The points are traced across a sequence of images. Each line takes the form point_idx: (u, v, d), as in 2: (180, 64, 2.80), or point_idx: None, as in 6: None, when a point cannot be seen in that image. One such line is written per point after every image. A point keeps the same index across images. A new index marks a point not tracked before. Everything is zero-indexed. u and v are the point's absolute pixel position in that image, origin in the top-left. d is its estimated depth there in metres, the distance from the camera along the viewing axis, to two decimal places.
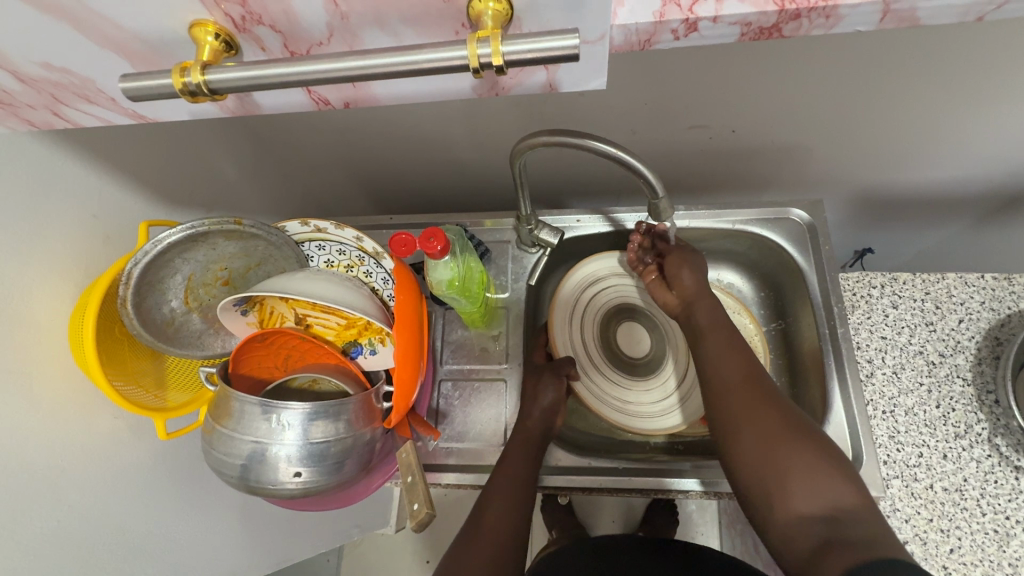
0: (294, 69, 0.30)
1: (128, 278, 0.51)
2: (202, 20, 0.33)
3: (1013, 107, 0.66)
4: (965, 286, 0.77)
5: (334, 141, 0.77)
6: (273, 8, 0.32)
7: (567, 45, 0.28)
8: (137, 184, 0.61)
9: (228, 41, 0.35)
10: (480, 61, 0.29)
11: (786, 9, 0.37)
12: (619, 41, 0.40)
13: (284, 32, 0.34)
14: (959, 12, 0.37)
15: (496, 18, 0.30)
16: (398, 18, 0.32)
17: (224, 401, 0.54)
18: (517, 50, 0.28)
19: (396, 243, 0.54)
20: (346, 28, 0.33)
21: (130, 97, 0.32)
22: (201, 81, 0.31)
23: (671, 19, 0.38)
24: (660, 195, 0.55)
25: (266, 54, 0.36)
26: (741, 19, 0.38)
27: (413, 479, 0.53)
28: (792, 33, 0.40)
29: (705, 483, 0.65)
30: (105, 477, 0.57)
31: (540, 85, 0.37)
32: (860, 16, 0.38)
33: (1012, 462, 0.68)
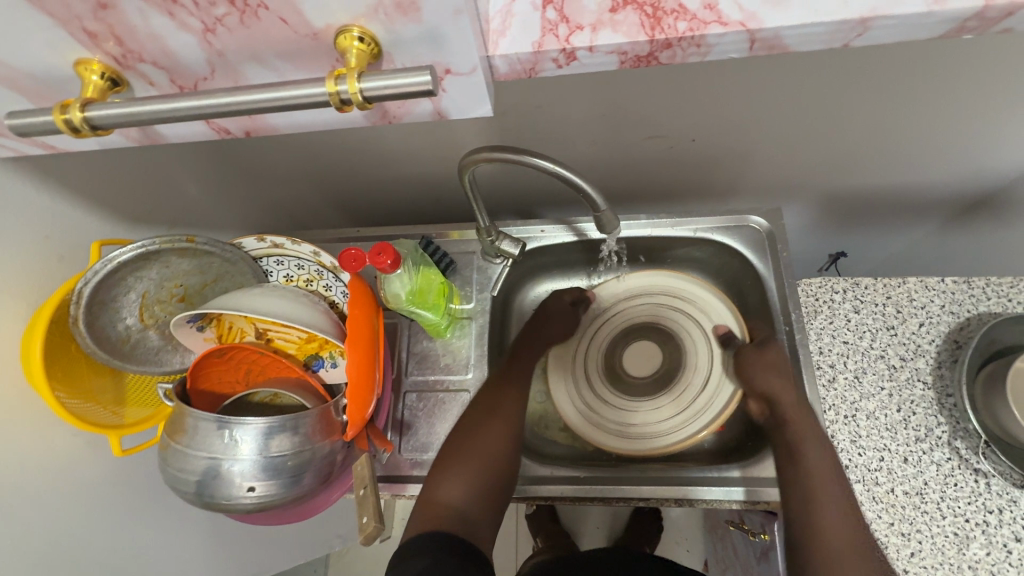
0: (173, 106, 0.30)
1: (79, 297, 0.52)
2: (85, 60, 0.35)
3: (961, 115, 0.68)
4: (925, 290, 0.77)
5: (299, 157, 0.78)
6: (150, 46, 0.34)
7: (421, 82, 0.29)
8: (95, 203, 0.61)
9: (114, 78, 0.37)
10: (341, 98, 0.30)
11: (655, 39, 0.38)
12: (503, 70, 0.41)
13: (167, 67, 0.36)
14: (826, 38, 0.39)
15: (360, 57, 0.32)
16: (274, 55, 0.34)
17: (180, 418, 0.54)
18: (373, 87, 0.29)
19: (347, 259, 0.55)
20: (225, 65, 0.36)
21: (18, 134, 0.33)
22: (81, 118, 0.32)
23: (549, 49, 0.40)
24: (602, 209, 0.56)
25: (156, 87, 0.38)
26: (615, 48, 0.39)
27: (365, 491, 0.53)
28: (670, 61, 0.41)
29: (665, 491, 0.66)
30: (61, 497, 0.57)
31: (428, 114, 0.39)
32: (727, 45, 0.39)
33: (971, 465, 0.69)
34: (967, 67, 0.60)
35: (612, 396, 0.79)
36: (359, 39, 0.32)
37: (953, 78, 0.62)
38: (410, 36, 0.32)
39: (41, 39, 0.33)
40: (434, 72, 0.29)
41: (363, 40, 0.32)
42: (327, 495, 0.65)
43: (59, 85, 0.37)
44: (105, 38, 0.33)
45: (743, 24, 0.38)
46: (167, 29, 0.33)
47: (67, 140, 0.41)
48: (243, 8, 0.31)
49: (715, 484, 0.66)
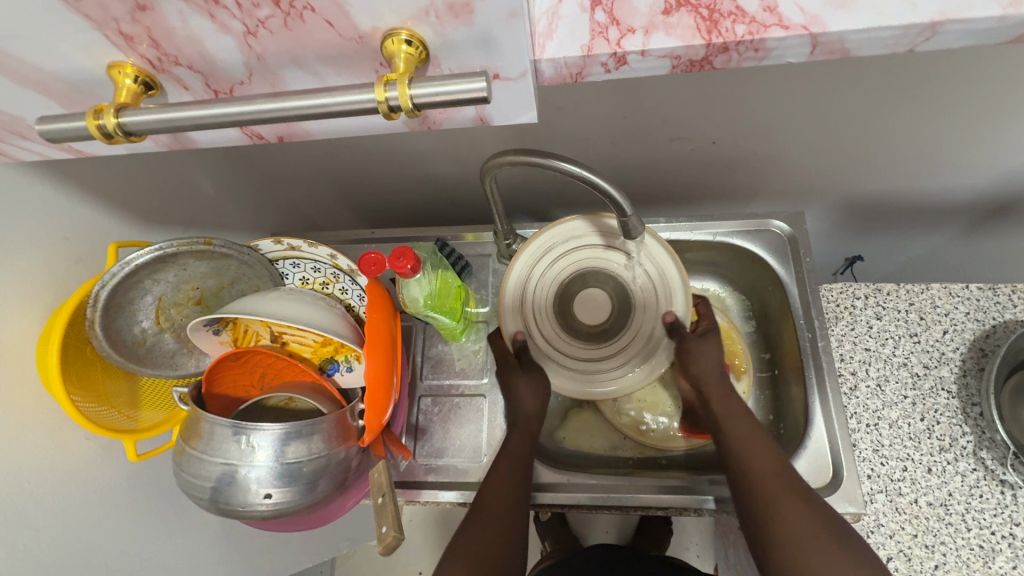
0: (209, 111, 0.29)
1: (96, 300, 0.51)
2: (119, 62, 0.34)
3: (992, 119, 0.66)
4: (950, 296, 0.76)
5: (314, 157, 0.77)
6: (188, 50, 0.33)
7: (475, 89, 0.28)
8: (110, 204, 0.61)
9: (147, 81, 0.36)
10: (389, 104, 0.29)
11: (713, 42, 0.37)
12: (550, 73, 0.40)
13: (203, 71, 0.35)
14: (891, 42, 0.38)
15: (409, 61, 0.31)
16: (314, 58, 0.33)
17: (195, 422, 0.54)
18: (424, 94, 0.28)
19: (366, 262, 0.55)
20: (264, 68, 0.35)
21: (47, 140, 0.32)
22: (114, 125, 0.31)
23: (600, 53, 0.39)
24: (628, 213, 0.55)
25: (190, 92, 0.37)
26: (669, 52, 0.38)
27: (383, 499, 0.53)
28: (725, 65, 0.40)
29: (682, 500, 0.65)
30: (75, 502, 0.56)
31: (470, 119, 0.38)
32: (787, 49, 0.38)
33: (997, 476, 0.67)
34: (1002, 71, 0.59)
35: (576, 349, 0.69)
36: (406, 43, 0.31)
37: (987, 82, 0.60)
38: (460, 39, 0.31)
39: (68, 41, 0.32)
40: (487, 77, 0.28)
41: (411, 43, 0.31)
42: (342, 502, 0.64)
43: (82, 87, 0.36)
44: (141, 40, 0.33)
45: (806, 27, 0.37)
46: (206, 30, 0.32)
47: (94, 146, 0.40)
48: (287, 10, 0.30)
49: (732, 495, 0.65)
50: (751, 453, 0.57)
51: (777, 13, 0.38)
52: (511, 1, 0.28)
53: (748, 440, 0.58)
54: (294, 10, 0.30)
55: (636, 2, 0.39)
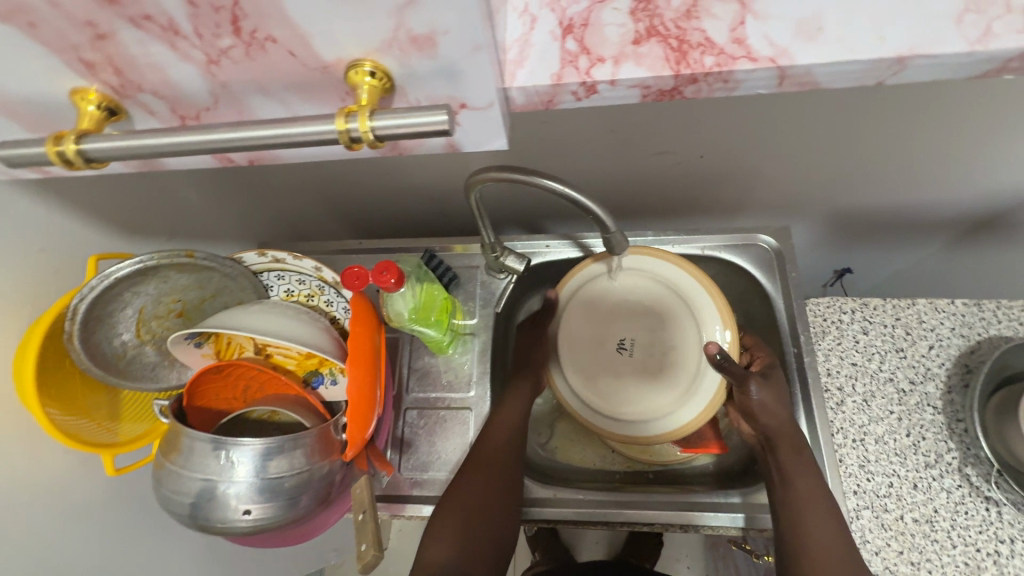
0: (178, 137, 0.29)
1: (75, 313, 0.50)
2: (81, 89, 0.34)
3: (974, 137, 0.67)
4: (935, 312, 0.76)
5: (302, 167, 0.77)
6: (150, 77, 0.33)
7: (437, 121, 0.28)
8: (92, 216, 0.60)
9: (112, 107, 0.36)
10: (350, 136, 0.29)
11: (681, 73, 0.38)
12: (520, 101, 0.41)
13: (168, 98, 0.35)
14: (858, 75, 0.38)
15: (372, 92, 0.32)
16: (282, 88, 0.33)
17: (175, 437, 0.53)
18: (385, 125, 0.28)
19: (349, 277, 0.54)
20: (229, 95, 0.34)
21: (9, 165, 0.32)
22: (75, 151, 0.31)
23: (568, 83, 0.39)
24: (611, 230, 0.56)
25: (156, 117, 0.37)
26: (637, 83, 0.39)
27: (364, 515, 0.52)
28: (694, 97, 0.40)
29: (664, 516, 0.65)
30: (55, 517, 0.56)
31: (439, 148, 0.38)
32: (757, 81, 0.39)
33: (982, 493, 0.67)
34: (981, 93, 0.59)
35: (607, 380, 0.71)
36: (370, 74, 0.31)
37: (969, 102, 0.61)
38: (425, 70, 0.31)
39: (36, 65, 0.32)
40: (450, 110, 0.28)
41: (374, 76, 0.31)
42: (325, 517, 0.64)
43: (51, 110, 0.36)
44: (104, 68, 0.32)
45: (774, 60, 0.37)
46: (168, 59, 0.31)
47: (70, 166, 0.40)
48: (248, 41, 0.30)
49: (739, 511, 0.65)
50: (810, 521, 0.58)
51: (745, 45, 0.38)
52: (472, 36, 0.28)
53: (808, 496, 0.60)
54: (255, 40, 0.30)
55: (606, 31, 0.39)
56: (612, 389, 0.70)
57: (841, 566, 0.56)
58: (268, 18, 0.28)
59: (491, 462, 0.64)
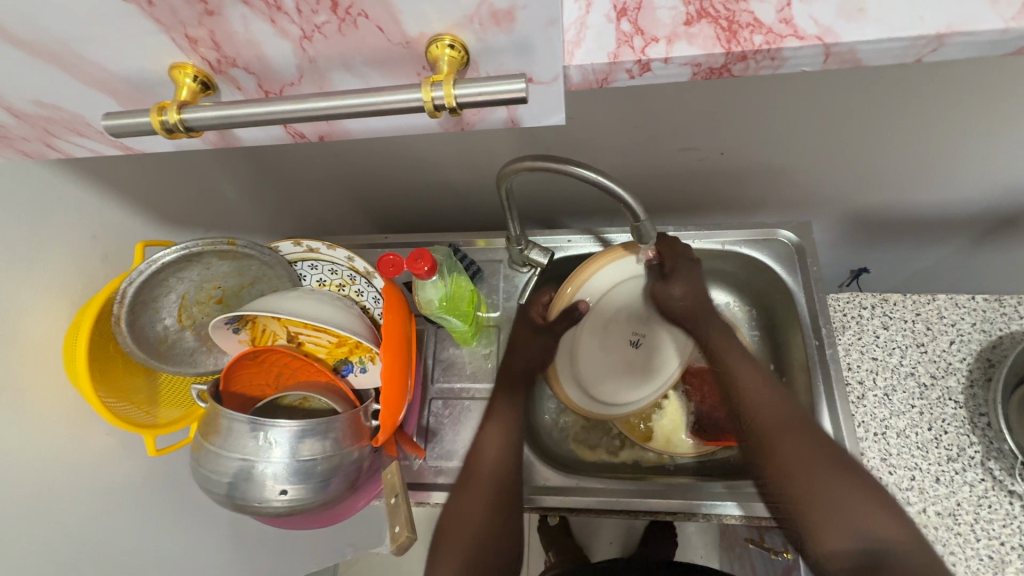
0: (264, 110, 0.31)
1: (123, 297, 0.53)
2: (181, 63, 0.36)
3: (994, 133, 0.68)
4: (955, 307, 0.77)
5: (332, 162, 0.79)
6: (246, 52, 0.35)
7: (515, 89, 0.30)
8: (135, 205, 0.63)
9: (206, 82, 0.37)
10: (435, 104, 0.31)
11: (732, 51, 0.39)
12: (577, 79, 0.42)
13: (258, 73, 0.37)
14: (899, 53, 0.39)
15: (452, 64, 0.33)
16: (364, 61, 0.35)
17: (214, 418, 0.55)
18: (468, 94, 0.30)
19: (385, 264, 0.56)
20: (316, 71, 0.36)
21: (114, 134, 0.34)
22: (177, 120, 0.33)
23: (625, 60, 0.40)
24: (642, 218, 0.57)
25: (243, 92, 0.39)
26: (690, 59, 0.40)
27: (396, 500, 0.53)
28: (742, 73, 0.42)
29: (645, 502, 0.66)
30: (95, 493, 0.57)
31: (501, 121, 0.39)
32: (804, 58, 0.40)
33: (1005, 486, 0.68)
34: (1002, 86, 0.60)
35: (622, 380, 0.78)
36: (449, 47, 0.33)
37: (990, 96, 0.62)
38: (499, 45, 0.33)
39: (112, 48, 0.34)
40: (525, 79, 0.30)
41: (455, 48, 0.33)
42: (353, 501, 0.65)
43: (117, 92, 0.38)
44: (204, 42, 0.34)
45: (820, 38, 0.38)
46: (266, 34, 0.33)
47: (146, 143, 0.42)
48: (342, 17, 0.32)
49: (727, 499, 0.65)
50: (784, 459, 0.61)
51: (792, 25, 0.39)
52: (550, 9, 0.30)
53: (780, 437, 0.63)
54: (349, 16, 0.32)
55: (659, 13, 0.41)
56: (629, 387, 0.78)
57: (838, 502, 0.57)
58: None
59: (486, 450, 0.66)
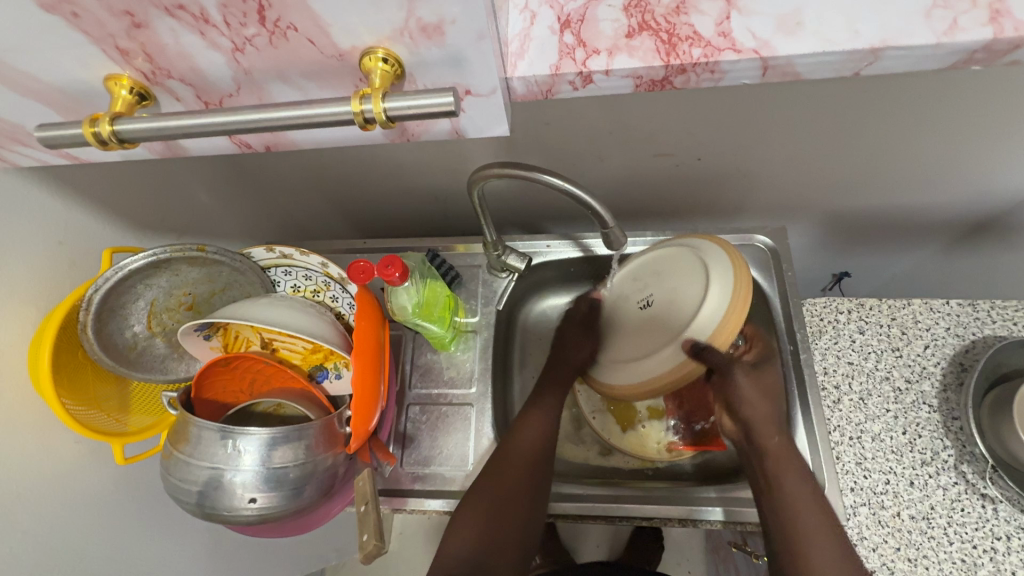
0: (202, 120, 0.31)
1: (88, 304, 0.52)
2: (115, 74, 0.36)
3: (962, 140, 0.69)
4: (930, 312, 0.77)
5: (310, 167, 0.79)
6: (179, 64, 0.35)
7: (443, 103, 0.30)
8: (106, 212, 0.62)
9: (142, 93, 0.38)
10: (365, 116, 0.31)
11: (671, 63, 0.39)
12: (521, 90, 0.42)
13: (194, 84, 0.37)
14: (836, 67, 0.40)
15: (384, 77, 0.33)
16: (299, 73, 0.35)
17: (183, 426, 0.54)
18: (397, 107, 0.30)
19: (356, 271, 0.56)
20: (251, 82, 0.36)
21: (47, 146, 0.34)
22: (109, 132, 0.33)
23: (566, 72, 0.41)
24: (610, 225, 0.57)
25: (182, 103, 0.39)
26: (631, 72, 0.40)
27: (366, 507, 0.53)
28: (684, 86, 0.42)
29: (632, 509, 0.66)
30: (65, 503, 0.57)
31: (445, 133, 0.40)
32: (743, 71, 0.40)
33: (978, 490, 0.68)
34: (967, 96, 0.61)
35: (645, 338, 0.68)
36: (382, 60, 0.33)
37: (957, 105, 0.63)
38: (433, 58, 0.33)
39: (66, 58, 0.34)
40: (456, 93, 0.30)
41: (388, 61, 0.33)
42: (326, 509, 0.65)
43: (75, 100, 0.38)
44: (136, 55, 0.34)
45: (756, 51, 0.39)
46: (197, 47, 0.33)
47: (92, 153, 0.42)
48: (272, 30, 0.32)
49: (715, 504, 0.66)
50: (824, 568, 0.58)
51: (730, 38, 0.40)
52: (476, 24, 0.30)
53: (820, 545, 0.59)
54: (278, 29, 0.32)
55: (601, 26, 0.42)
56: (651, 340, 0.67)
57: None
58: (290, 7, 0.30)
59: (514, 468, 0.65)
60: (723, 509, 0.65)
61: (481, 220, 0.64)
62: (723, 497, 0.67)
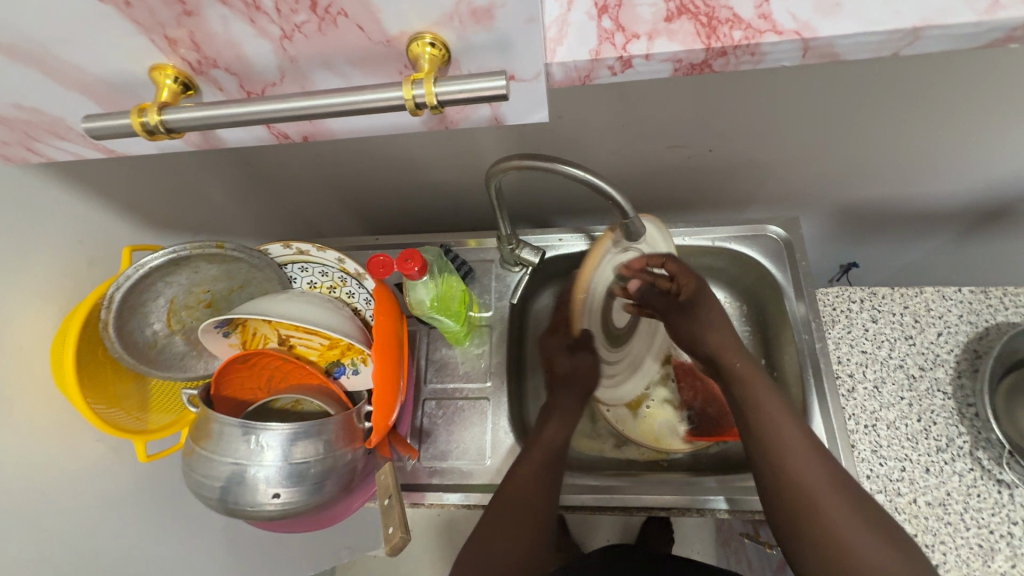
0: (246, 110, 0.31)
1: (111, 302, 0.52)
2: (161, 65, 0.36)
3: (973, 126, 0.69)
4: (943, 299, 0.78)
5: (322, 163, 0.79)
6: (225, 52, 0.35)
7: (496, 86, 0.30)
8: (122, 209, 0.62)
9: (186, 83, 0.38)
10: (416, 102, 0.31)
11: (712, 46, 0.39)
12: (559, 76, 0.43)
13: (239, 73, 0.37)
14: (874, 48, 0.40)
15: (433, 61, 0.33)
16: (345, 61, 0.35)
17: (205, 423, 0.54)
18: (449, 91, 0.30)
19: (375, 265, 0.56)
20: (296, 70, 0.36)
21: (94, 137, 0.34)
22: (157, 121, 0.33)
23: (607, 56, 0.41)
24: (630, 215, 0.57)
25: (224, 93, 0.39)
26: (671, 56, 0.40)
27: (390, 501, 0.53)
28: (723, 68, 0.42)
29: (650, 500, 0.66)
30: (86, 500, 0.57)
31: (486, 119, 0.40)
32: (783, 53, 0.41)
33: (994, 476, 0.68)
34: (979, 81, 0.61)
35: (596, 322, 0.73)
36: (430, 45, 0.33)
37: (968, 91, 0.63)
38: (479, 42, 0.33)
39: (98, 50, 0.34)
40: (506, 76, 0.30)
41: (435, 46, 0.33)
42: (347, 504, 0.65)
43: (103, 95, 0.38)
44: (184, 43, 0.34)
45: (798, 33, 0.39)
46: (246, 35, 0.34)
47: (127, 144, 0.43)
48: (322, 16, 0.32)
49: (717, 496, 0.66)
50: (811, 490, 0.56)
51: (771, 20, 0.40)
52: (528, 8, 0.31)
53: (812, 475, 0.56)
54: (328, 15, 0.32)
55: (640, 10, 0.41)
56: None
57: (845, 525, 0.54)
58: None
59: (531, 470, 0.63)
60: (727, 497, 0.65)
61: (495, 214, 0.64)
62: (724, 486, 0.66)
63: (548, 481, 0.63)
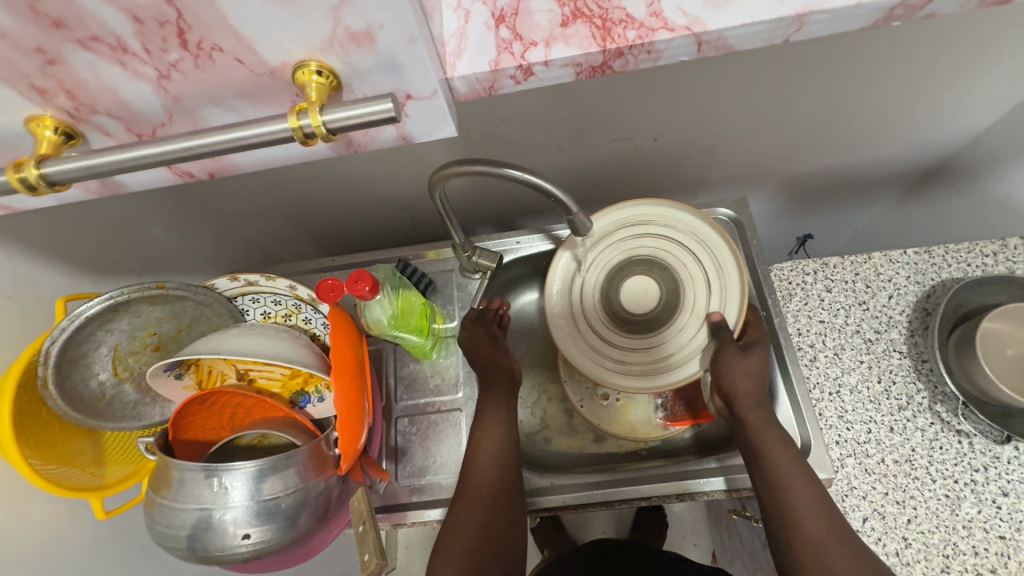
0: (134, 154, 0.31)
1: (48, 357, 0.50)
2: (36, 116, 0.36)
3: (896, 95, 0.71)
4: (890, 263, 0.80)
5: (267, 189, 0.77)
6: (103, 98, 0.36)
7: (381, 110, 0.30)
8: (54, 259, 0.60)
9: (69, 131, 0.38)
10: (304, 131, 0.31)
11: (607, 48, 0.41)
12: (463, 89, 0.43)
13: (123, 118, 0.38)
14: (766, 35, 0.42)
15: (320, 89, 0.35)
16: (231, 95, 0.37)
17: (164, 472, 0.53)
18: (337, 118, 0.30)
19: (324, 289, 0.55)
20: (183, 109, 0.38)
21: None
22: (36, 175, 0.32)
23: (506, 66, 0.42)
24: (574, 212, 0.57)
25: (112, 138, 0.40)
26: (569, 61, 0.42)
27: (365, 526, 0.52)
28: (624, 69, 0.43)
29: (635, 490, 0.66)
30: (48, 565, 0.55)
31: (393, 139, 0.42)
32: (679, 49, 0.42)
33: (953, 427, 0.71)
34: (894, 53, 0.64)
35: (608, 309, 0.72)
36: (316, 72, 0.34)
37: (887, 64, 0.65)
38: (368, 65, 0.34)
39: None
40: (393, 98, 0.30)
41: (320, 74, 0.34)
42: (325, 535, 0.63)
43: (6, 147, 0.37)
44: (57, 93, 0.35)
45: (689, 28, 0.40)
46: (120, 78, 0.34)
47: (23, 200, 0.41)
48: (196, 52, 0.33)
49: (714, 474, 0.67)
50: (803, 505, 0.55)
51: (662, 17, 0.41)
52: (406, 27, 0.32)
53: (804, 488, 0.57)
54: (202, 51, 0.33)
55: (536, 17, 0.43)
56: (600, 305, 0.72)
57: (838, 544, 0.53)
58: (211, 29, 0.31)
59: (487, 471, 0.62)
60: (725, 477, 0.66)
61: (446, 222, 0.64)
62: (723, 467, 0.67)
63: (508, 481, 0.62)
